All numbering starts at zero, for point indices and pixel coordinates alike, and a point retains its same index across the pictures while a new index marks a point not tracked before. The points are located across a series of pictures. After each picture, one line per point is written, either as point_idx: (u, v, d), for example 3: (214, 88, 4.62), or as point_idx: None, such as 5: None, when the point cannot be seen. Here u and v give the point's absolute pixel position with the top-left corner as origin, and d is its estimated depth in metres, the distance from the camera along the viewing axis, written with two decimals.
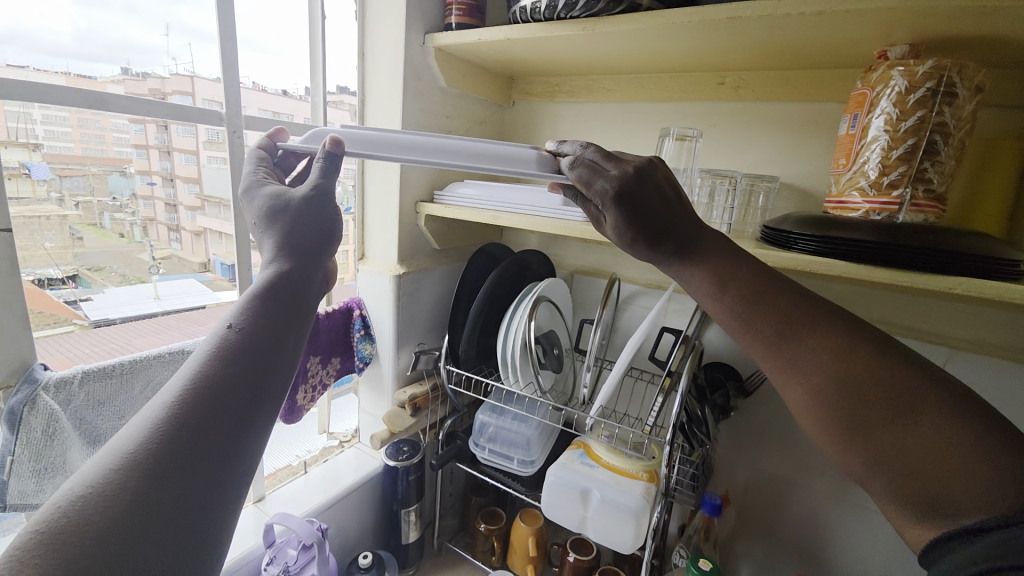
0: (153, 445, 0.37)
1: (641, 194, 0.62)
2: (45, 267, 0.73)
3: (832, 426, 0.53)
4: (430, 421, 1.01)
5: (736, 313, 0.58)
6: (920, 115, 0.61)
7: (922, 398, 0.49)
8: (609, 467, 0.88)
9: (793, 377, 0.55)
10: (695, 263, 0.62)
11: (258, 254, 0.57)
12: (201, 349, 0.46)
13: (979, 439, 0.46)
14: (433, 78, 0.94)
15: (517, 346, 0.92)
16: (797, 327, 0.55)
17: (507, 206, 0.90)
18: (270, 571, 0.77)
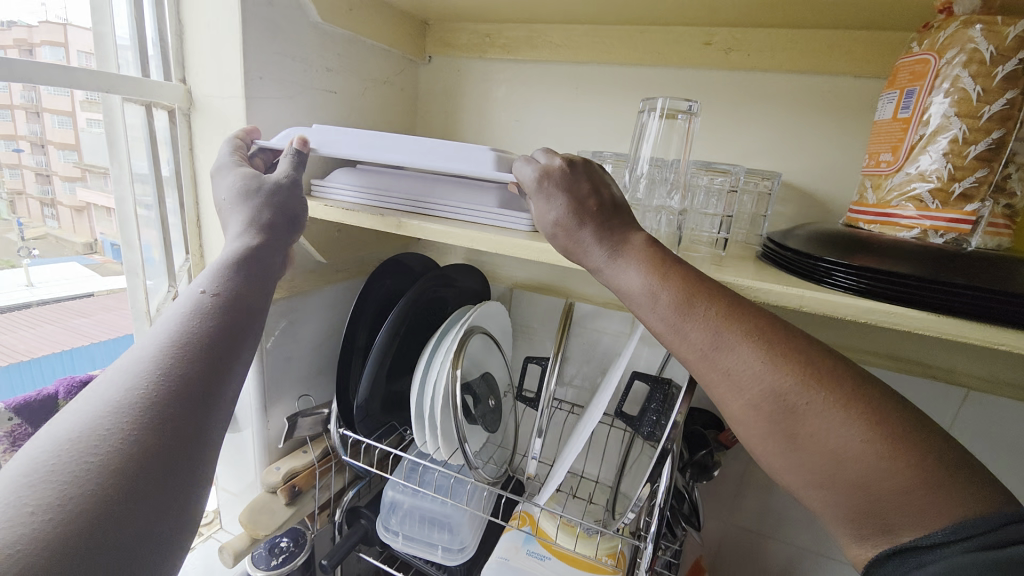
0: (141, 396, 0.32)
1: (568, 181, 0.48)
2: None
3: (765, 437, 0.39)
4: (318, 502, 0.72)
5: (667, 320, 0.42)
6: (1010, 97, 0.42)
7: (863, 393, 0.36)
8: (564, 556, 0.65)
9: (720, 382, 0.40)
10: (617, 263, 0.45)
11: (227, 228, 0.51)
12: (170, 311, 0.40)
13: (918, 437, 0.34)
14: (298, 6, 0.61)
15: (438, 405, 0.66)
16: (727, 322, 0.40)
17: (381, 202, 0.63)
18: None
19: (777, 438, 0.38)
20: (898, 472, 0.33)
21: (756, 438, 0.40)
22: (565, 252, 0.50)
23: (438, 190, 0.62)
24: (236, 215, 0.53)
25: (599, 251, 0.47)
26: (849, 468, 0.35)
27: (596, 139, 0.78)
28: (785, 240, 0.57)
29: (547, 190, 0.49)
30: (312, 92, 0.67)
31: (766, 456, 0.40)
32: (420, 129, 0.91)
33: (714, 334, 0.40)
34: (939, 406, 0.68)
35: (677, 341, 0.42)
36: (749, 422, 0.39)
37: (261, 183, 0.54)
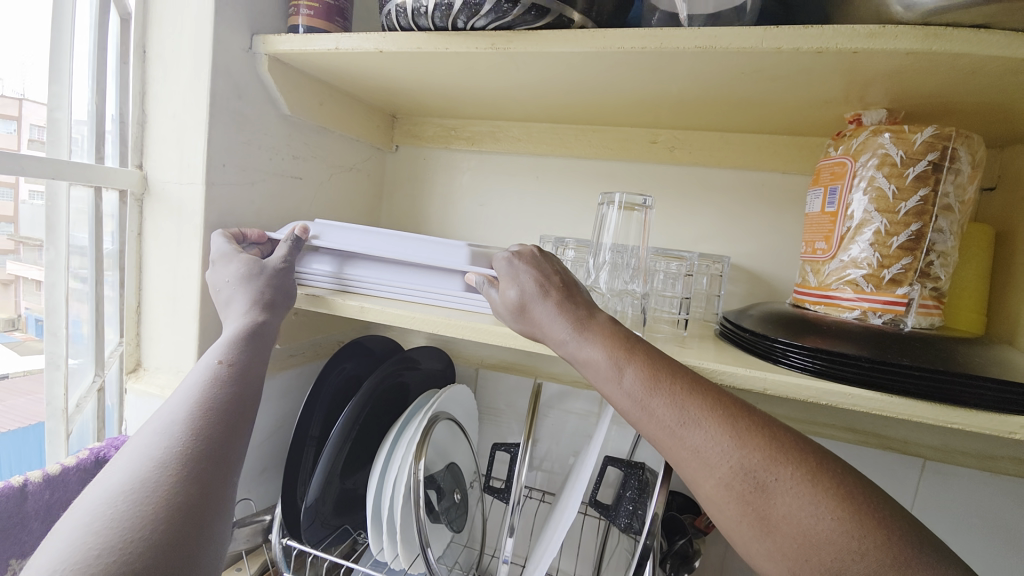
0: (177, 450, 0.36)
1: (532, 266, 0.50)
2: None
3: (737, 521, 0.37)
4: None
5: (633, 395, 0.41)
6: (922, 194, 0.48)
7: (827, 469, 0.36)
8: None
9: (689, 460, 0.38)
10: (579, 340, 0.45)
11: (234, 309, 0.52)
12: (187, 381, 0.42)
13: (880, 514, 0.34)
14: (268, 99, 0.63)
15: (398, 505, 0.60)
16: (691, 398, 0.40)
17: (306, 283, 0.63)
18: None
19: (749, 522, 0.36)
20: (866, 552, 0.32)
21: (728, 523, 0.37)
22: (527, 333, 0.50)
23: (406, 276, 0.61)
24: (233, 294, 0.54)
25: (561, 328, 0.46)
26: (824, 552, 0.33)
27: (557, 223, 0.81)
28: (740, 320, 0.60)
29: (511, 273, 0.50)
30: (277, 178, 0.67)
31: (740, 544, 0.38)
32: (385, 211, 0.93)
33: (680, 410, 0.39)
34: (902, 478, 0.69)
35: (644, 418, 0.41)
36: (719, 504, 0.37)
37: (264, 266, 0.55)
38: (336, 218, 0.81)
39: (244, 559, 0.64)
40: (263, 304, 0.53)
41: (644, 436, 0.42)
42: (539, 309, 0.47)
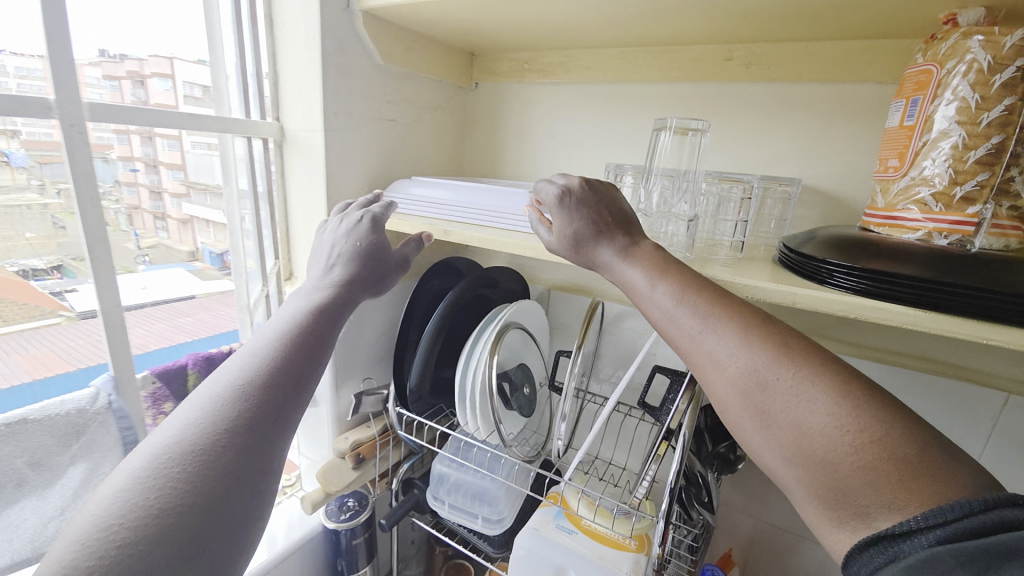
0: (233, 410, 0.38)
1: (581, 201, 0.57)
2: (30, 257, 0.61)
3: (744, 415, 0.42)
4: (379, 471, 0.84)
5: (660, 305, 0.48)
6: (1008, 103, 0.45)
7: (838, 376, 0.39)
8: (589, 532, 0.72)
9: (705, 363, 0.45)
10: (620, 262, 0.53)
11: (339, 275, 0.62)
12: (261, 338, 0.47)
13: (889, 418, 0.36)
14: (364, 52, 0.74)
15: (477, 390, 0.74)
16: (712, 311, 0.45)
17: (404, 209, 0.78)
18: None
19: (754, 415, 0.41)
20: (862, 446, 0.35)
21: (739, 419, 0.43)
22: (575, 260, 0.58)
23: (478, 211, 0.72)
24: (344, 247, 0.64)
25: (610, 253, 0.54)
26: (819, 443, 0.37)
27: (627, 152, 0.84)
28: (796, 242, 0.60)
29: (562, 208, 0.57)
30: (376, 122, 0.80)
31: (750, 439, 0.43)
32: (469, 147, 1.02)
33: (699, 318, 0.46)
34: (975, 408, 0.67)
35: (670, 326, 0.48)
36: (727, 399, 0.43)
37: (377, 249, 0.66)
38: (426, 154, 0.92)
39: (368, 421, 0.86)
40: (356, 273, 0.62)
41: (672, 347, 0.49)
42: (590, 240, 0.56)
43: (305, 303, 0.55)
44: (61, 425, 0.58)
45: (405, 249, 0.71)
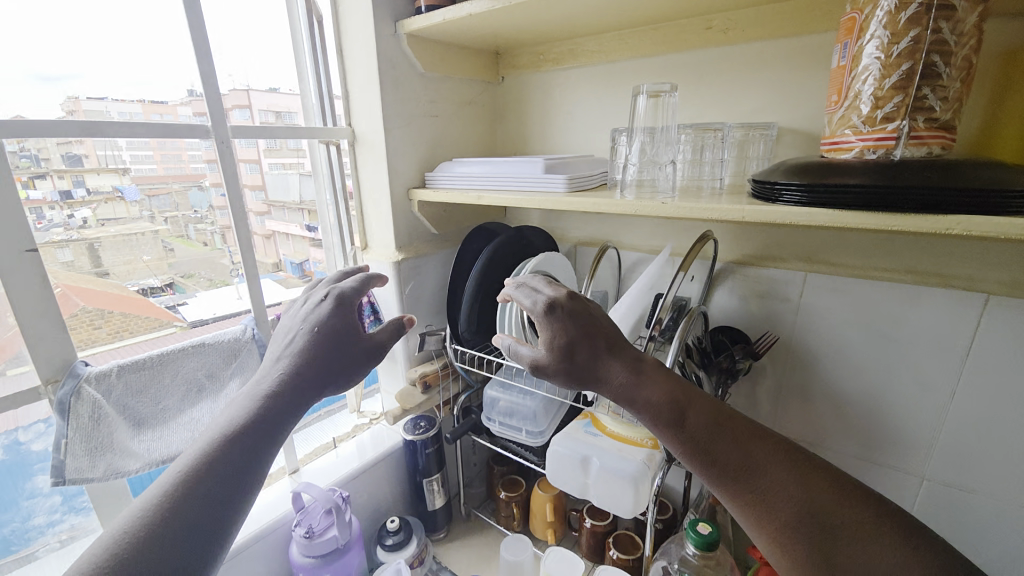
0: (168, 505, 0.45)
1: (569, 310, 0.64)
2: (144, 277, 0.82)
3: (800, 555, 0.46)
4: (443, 398, 1.05)
5: (699, 441, 0.54)
6: (914, 34, 0.53)
7: (870, 508, 0.47)
8: (613, 435, 0.85)
9: (756, 503, 0.50)
10: (641, 389, 0.59)
11: (290, 356, 0.62)
12: (222, 422, 0.54)
13: (922, 545, 0.44)
14: (410, 66, 0.95)
15: (513, 324, 0.91)
16: (756, 449, 0.52)
17: (448, 185, 0.98)
18: (297, 532, 0.82)
19: (812, 556, 0.46)
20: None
21: (789, 559, 0.47)
22: (568, 369, 0.62)
23: (505, 179, 0.90)
24: (300, 340, 0.63)
25: (629, 379, 0.60)
26: None
27: None
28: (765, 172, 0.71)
29: (551, 314, 0.63)
30: (421, 118, 1.00)
31: None
32: (501, 132, 1.19)
33: (744, 459, 0.51)
34: (958, 312, 0.73)
35: (711, 462, 0.53)
36: (785, 546, 0.47)
37: (329, 333, 0.64)
38: (464, 141, 1.11)
39: (433, 359, 1.08)
40: (316, 358, 0.62)
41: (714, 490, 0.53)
42: (585, 368, 0.62)
43: (257, 400, 0.56)
44: (223, 347, 0.82)
45: (381, 333, 0.68)
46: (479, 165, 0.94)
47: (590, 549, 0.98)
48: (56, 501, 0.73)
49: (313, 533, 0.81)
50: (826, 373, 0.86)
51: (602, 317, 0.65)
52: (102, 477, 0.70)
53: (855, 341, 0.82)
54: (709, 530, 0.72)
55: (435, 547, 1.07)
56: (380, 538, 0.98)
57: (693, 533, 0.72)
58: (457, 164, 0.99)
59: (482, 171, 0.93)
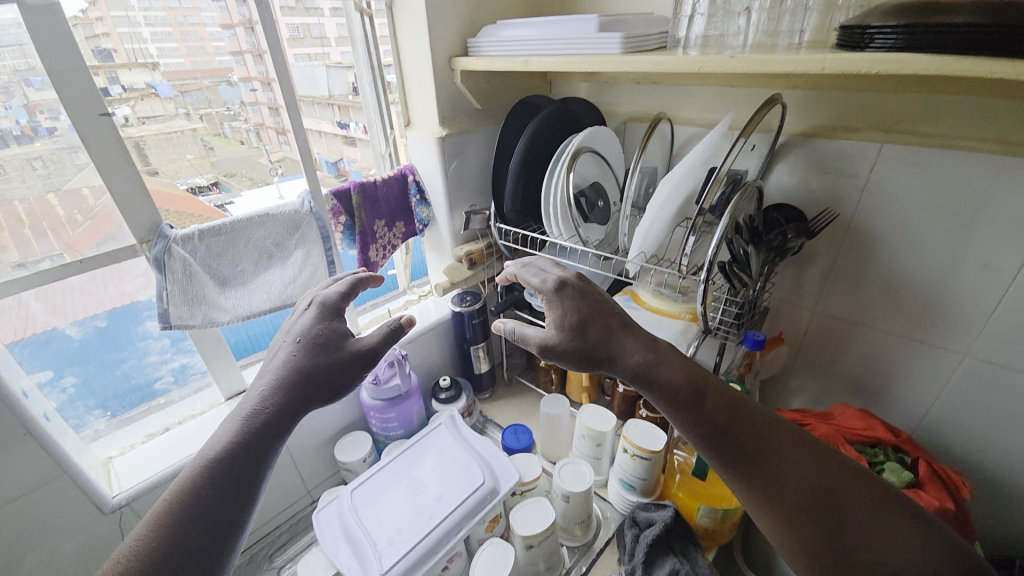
0: (169, 522, 0.49)
1: (579, 290, 0.67)
2: (192, 176, 0.85)
3: (808, 534, 0.50)
4: (487, 275, 1.13)
5: (713, 423, 0.55)
6: None
7: (867, 485, 0.52)
8: (653, 310, 0.90)
9: (767, 486, 0.53)
10: (658, 367, 0.59)
11: (274, 369, 0.64)
12: (217, 441, 0.57)
13: (912, 519, 0.49)
14: None
15: (559, 203, 0.90)
16: (767, 431, 0.55)
17: (493, 52, 0.92)
18: (365, 380, 0.96)
19: (819, 532, 0.50)
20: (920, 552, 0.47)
21: (794, 537, 0.51)
22: (580, 347, 0.63)
23: (554, 40, 0.83)
24: (287, 351, 0.66)
25: (645, 362, 0.60)
26: (886, 555, 0.47)
27: None
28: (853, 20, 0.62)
29: (562, 292, 0.67)
30: None
31: (796, 556, 0.52)
32: None
33: (757, 444, 0.54)
34: None
35: (725, 444, 0.55)
36: (791, 526, 0.51)
37: (317, 345, 0.66)
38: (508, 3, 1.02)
39: (477, 238, 1.12)
40: (304, 373, 0.64)
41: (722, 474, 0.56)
42: (601, 356, 0.62)
43: (257, 407, 0.60)
44: (285, 218, 0.87)
45: (373, 336, 0.69)
46: (525, 27, 0.87)
47: (621, 410, 1.09)
48: (166, 343, 0.86)
49: (379, 381, 0.95)
50: (887, 251, 0.83)
51: (613, 308, 0.66)
52: (200, 325, 0.82)
53: (921, 219, 0.78)
54: None
55: (482, 404, 1.23)
56: (434, 393, 1.13)
57: None
58: (500, 27, 0.91)
59: (529, 34, 0.86)
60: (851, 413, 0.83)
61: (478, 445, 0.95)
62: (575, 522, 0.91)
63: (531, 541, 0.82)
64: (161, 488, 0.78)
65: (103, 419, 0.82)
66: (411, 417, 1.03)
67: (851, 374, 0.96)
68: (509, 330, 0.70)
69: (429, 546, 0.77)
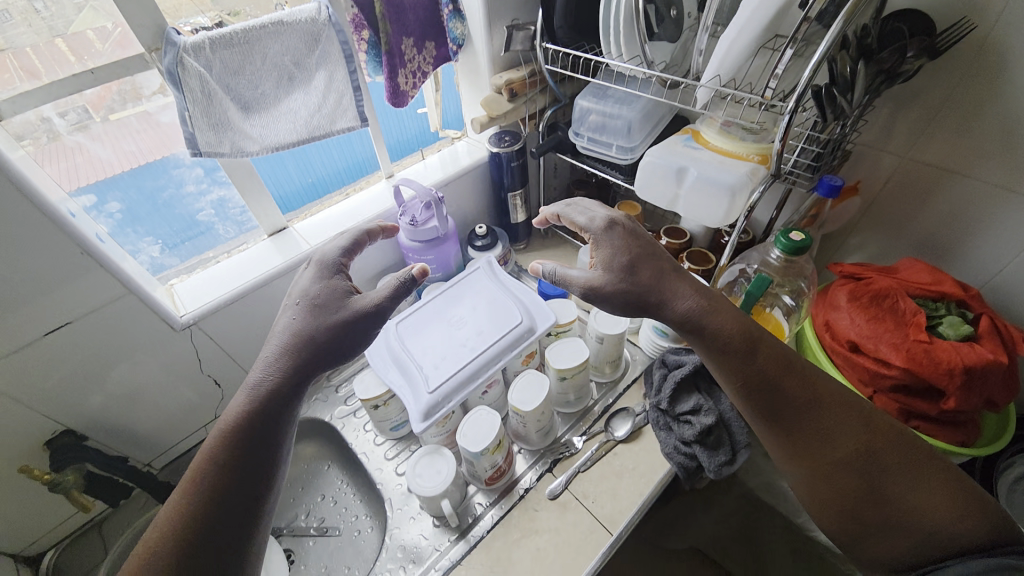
0: (209, 490, 0.53)
1: (629, 228, 0.70)
2: (192, 15, 0.72)
3: (830, 476, 0.58)
4: (528, 110, 1.02)
5: (758, 381, 0.61)
6: None
7: (891, 439, 0.58)
8: (717, 151, 0.81)
9: (800, 436, 0.60)
10: (711, 326, 0.63)
11: (283, 336, 0.63)
12: (236, 407, 0.58)
13: (928, 471, 0.56)
14: None
15: (623, 14, 0.74)
16: (807, 394, 0.60)
17: None
18: (402, 222, 0.94)
19: (841, 474, 0.58)
20: (930, 495, 0.54)
21: (814, 476, 0.60)
22: (627, 289, 0.66)
23: None
24: (292, 319, 0.65)
25: (699, 317, 0.64)
26: (896, 496, 0.56)
27: None
28: None
29: (610, 231, 0.69)
30: None
31: (814, 487, 0.61)
32: None
33: (796, 402, 0.60)
34: None
35: (765, 401, 0.61)
36: (816, 469, 0.59)
37: (327, 312, 0.65)
38: None
39: (520, 64, 0.98)
40: (314, 341, 0.63)
41: (755, 425, 0.64)
42: (646, 309, 0.66)
43: (266, 376, 0.60)
44: (303, 28, 0.75)
45: (389, 282, 0.68)
46: None
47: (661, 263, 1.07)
48: (200, 174, 0.84)
49: (416, 223, 0.93)
50: None
51: (663, 263, 0.68)
52: (231, 154, 0.78)
53: None
54: (801, 238, 0.72)
55: (517, 254, 1.23)
56: (470, 241, 1.11)
57: (783, 241, 0.73)
58: None
59: None
60: (918, 268, 0.77)
61: (514, 288, 0.96)
62: (606, 362, 0.96)
63: (564, 374, 0.87)
64: (224, 311, 0.84)
65: (155, 247, 0.83)
66: (448, 260, 1.04)
67: (924, 230, 0.88)
68: (544, 272, 0.71)
69: (471, 373, 0.83)
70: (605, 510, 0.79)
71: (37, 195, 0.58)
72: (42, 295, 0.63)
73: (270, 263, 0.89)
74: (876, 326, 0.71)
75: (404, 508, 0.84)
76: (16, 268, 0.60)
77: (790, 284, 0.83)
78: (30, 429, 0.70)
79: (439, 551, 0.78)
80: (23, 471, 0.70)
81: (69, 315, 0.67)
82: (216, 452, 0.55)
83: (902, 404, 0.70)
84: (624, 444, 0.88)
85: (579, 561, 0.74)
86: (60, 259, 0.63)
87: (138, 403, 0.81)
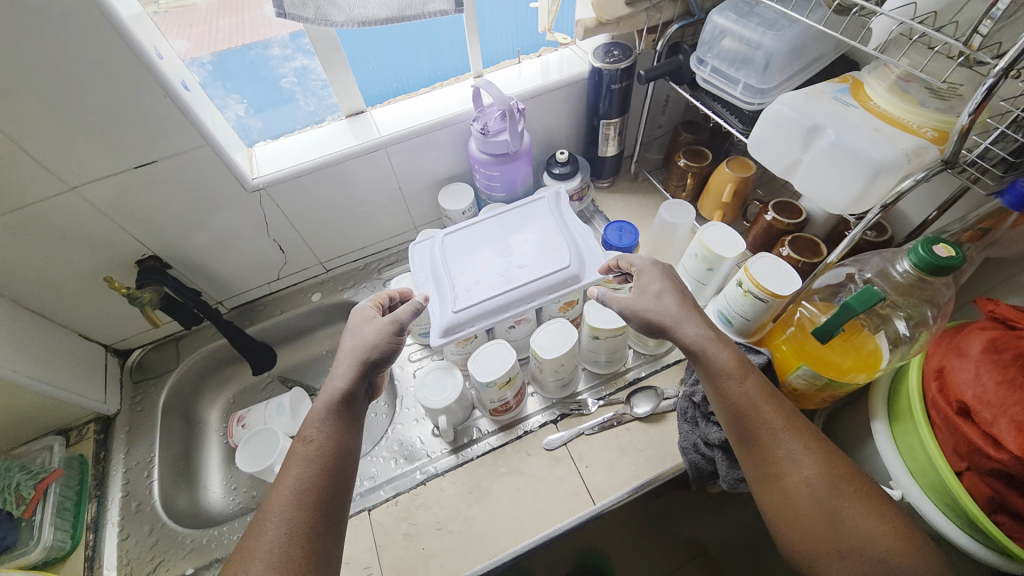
0: (309, 487, 0.56)
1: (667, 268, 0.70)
2: None
3: (798, 500, 0.53)
4: (649, 20, 0.84)
5: (749, 401, 0.57)
6: None
7: (865, 485, 0.53)
8: (875, 112, 0.61)
9: (774, 459, 0.55)
10: (726, 369, 0.59)
11: (354, 343, 0.68)
12: (320, 410, 0.62)
13: (895, 520, 0.51)
14: None
15: None
16: (789, 421, 0.56)
17: None
18: (474, 128, 0.88)
19: (807, 502, 0.53)
20: (892, 540, 0.49)
21: (779, 500, 0.54)
22: (653, 316, 0.64)
23: None
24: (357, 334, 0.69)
25: (723, 366, 0.59)
26: (859, 533, 0.50)
27: None
28: None
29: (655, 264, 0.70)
30: None
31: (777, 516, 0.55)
32: None
33: (777, 426, 0.56)
34: None
35: (750, 419, 0.57)
36: (783, 494, 0.54)
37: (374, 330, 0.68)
38: None
39: None
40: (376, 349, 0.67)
41: (734, 445, 0.59)
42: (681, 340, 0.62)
43: (338, 381, 0.64)
44: None
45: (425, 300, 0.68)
46: None
47: (756, 240, 0.90)
48: (285, 40, 0.83)
49: (488, 132, 0.86)
50: None
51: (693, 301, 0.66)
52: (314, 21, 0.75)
53: None
54: (950, 256, 0.54)
55: (597, 192, 1.11)
56: (548, 166, 1.02)
57: (921, 252, 0.55)
58: None
59: None
60: None
61: (574, 231, 0.88)
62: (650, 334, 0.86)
63: (598, 333, 0.80)
64: (293, 183, 0.87)
65: (241, 106, 0.86)
66: (516, 181, 0.96)
67: None
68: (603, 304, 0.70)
69: (502, 304, 0.79)
70: (597, 479, 0.76)
71: (126, 30, 0.60)
72: (131, 131, 0.69)
73: (341, 144, 0.88)
74: (1007, 390, 0.52)
75: (411, 409, 0.88)
76: (112, 99, 0.65)
77: (913, 309, 0.65)
78: (124, 246, 0.81)
79: (430, 457, 0.81)
80: (107, 281, 0.81)
81: (158, 154, 0.73)
82: (312, 481, 0.56)
83: (996, 492, 0.54)
84: (640, 422, 0.82)
85: (554, 515, 0.73)
86: (148, 100, 0.67)
87: (213, 248, 0.90)
